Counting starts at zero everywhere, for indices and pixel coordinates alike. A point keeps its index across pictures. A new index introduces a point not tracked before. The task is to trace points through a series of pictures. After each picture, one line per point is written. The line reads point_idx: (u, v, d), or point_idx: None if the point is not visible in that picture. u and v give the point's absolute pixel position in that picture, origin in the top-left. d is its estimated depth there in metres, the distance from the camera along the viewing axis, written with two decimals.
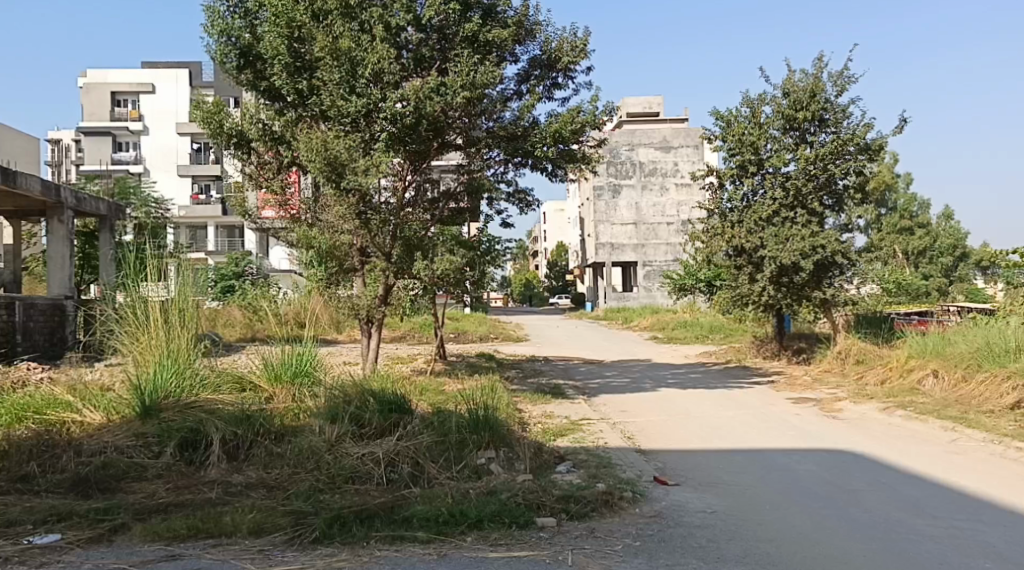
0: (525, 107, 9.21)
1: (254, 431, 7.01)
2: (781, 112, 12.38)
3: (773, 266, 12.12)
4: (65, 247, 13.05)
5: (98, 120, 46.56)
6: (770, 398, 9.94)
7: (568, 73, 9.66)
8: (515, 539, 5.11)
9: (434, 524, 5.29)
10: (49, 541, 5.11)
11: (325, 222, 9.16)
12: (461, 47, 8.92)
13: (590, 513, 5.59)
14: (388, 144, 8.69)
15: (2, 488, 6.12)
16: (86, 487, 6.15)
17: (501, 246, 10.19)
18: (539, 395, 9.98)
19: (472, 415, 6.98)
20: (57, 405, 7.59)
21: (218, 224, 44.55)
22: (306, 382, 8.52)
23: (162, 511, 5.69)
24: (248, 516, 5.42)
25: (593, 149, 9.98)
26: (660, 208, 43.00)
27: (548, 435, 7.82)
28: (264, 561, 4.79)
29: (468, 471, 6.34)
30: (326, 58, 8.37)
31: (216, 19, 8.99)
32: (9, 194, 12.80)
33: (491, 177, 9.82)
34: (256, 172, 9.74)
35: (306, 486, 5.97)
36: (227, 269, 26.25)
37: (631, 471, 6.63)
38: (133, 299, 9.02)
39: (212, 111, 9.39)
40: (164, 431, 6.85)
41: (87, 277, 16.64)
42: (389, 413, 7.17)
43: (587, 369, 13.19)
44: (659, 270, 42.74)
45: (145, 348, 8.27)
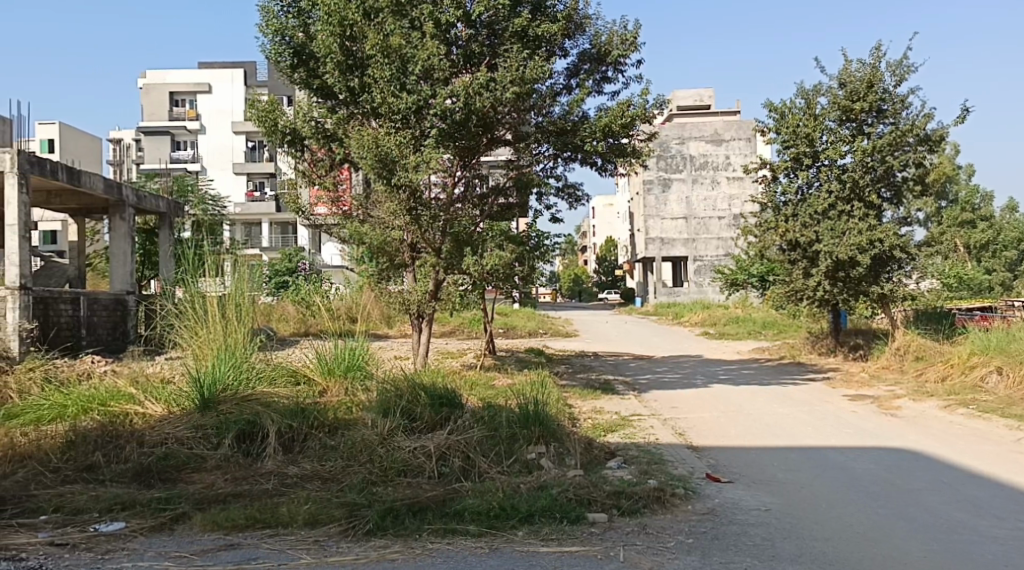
0: (575, 102, 9.20)
1: (309, 424, 7.14)
2: (837, 103, 12.10)
3: (829, 261, 11.91)
4: (127, 244, 13.43)
5: (156, 120, 47.78)
6: (826, 395, 9.76)
7: (618, 67, 9.59)
8: (566, 534, 5.11)
9: (485, 518, 5.32)
10: (114, 530, 5.28)
11: (376, 219, 9.34)
12: (510, 42, 8.90)
13: (642, 509, 5.56)
14: (438, 140, 8.69)
15: (70, 477, 6.34)
16: (148, 477, 6.34)
17: (550, 242, 10.17)
18: (589, 390, 9.96)
19: (522, 410, 7.00)
20: (120, 397, 7.83)
21: (272, 220, 45.41)
22: (358, 376, 8.64)
23: (221, 501, 5.83)
24: (304, 507, 5.52)
25: (644, 143, 9.89)
26: (712, 202, 42.45)
27: (599, 430, 7.80)
28: (319, 552, 4.87)
29: (519, 466, 6.35)
30: (377, 56, 8.47)
31: (270, 19, 9.14)
32: (74, 193, 13.23)
33: (541, 172, 9.81)
34: (310, 169, 9.96)
35: (359, 479, 6.06)
36: (281, 265, 26.80)
37: (682, 468, 6.57)
38: (192, 295, 9.27)
39: (266, 110, 9.61)
40: (221, 424, 7.01)
41: (148, 272, 17.11)
42: (440, 408, 7.24)
43: (638, 365, 13.12)
44: (710, 265, 42.29)
45: (203, 342, 8.49)
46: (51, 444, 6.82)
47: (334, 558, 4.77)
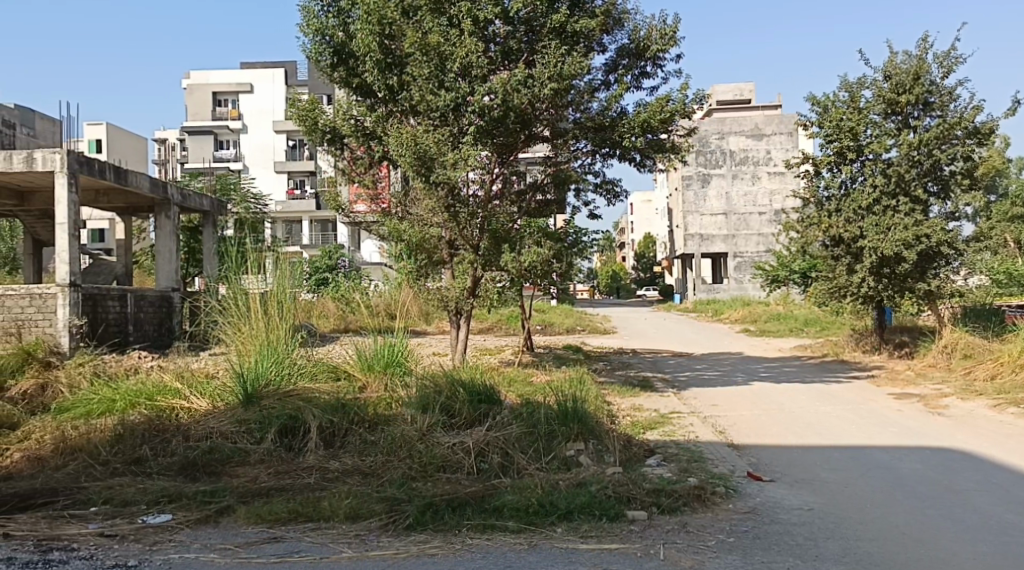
0: (613, 98, 9.15)
1: (350, 420, 7.23)
2: (882, 96, 11.87)
3: (873, 258, 11.70)
4: (172, 242, 13.70)
5: (200, 120, 48.62)
6: (870, 393, 9.59)
7: (656, 62, 9.53)
8: (605, 531, 5.09)
9: (524, 514, 5.33)
10: (161, 522, 5.39)
11: (414, 216, 9.38)
12: (548, 38, 8.88)
13: (682, 507, 5.53)
14: (476, 137, 8.71)
15: (119, 469, 6.49)
16: (194, 471, 6.47)
17: (588, 238, 10.15)
18: (628, 388, 9.92)
19: (561, 407, 7.00)
20: (166, 392, 8.00)
21: (312, 218, 45.95)
22: (397, 372, 8.71)
23: (265, 494, 5.93)
24: (345, 501, 5.59)
25: (683, 138, 9.80)
26: (752, 198, 41.93)
27: (638, 428, 7.76)
28: (361, 546, 4.92)
29: (557, 463, 6.35)
30: (416, 54, 8.50)
31: (311, 19, 9.23)
32: (121, 192, 13.53)
33: (579, 168, 9.83)
34: (349, 167, 10.09)
35: (399, 474, 6.12)
36: (322, 263, 27.14)
37: (723, 466, 6.51)
38: (236, 292, 9.43)
39: (306, 109, 9.72)
40: (264, 418, 7.13)
41: (193, 270, 17.43)
42: (479, 404, 7.27)
43: (677, 363, 13.03)
44: (750, 261, 41.80)
45: (246, 338, 8.64)
46: (101, 437, 6.99)
47: (375, 552, 4.81)
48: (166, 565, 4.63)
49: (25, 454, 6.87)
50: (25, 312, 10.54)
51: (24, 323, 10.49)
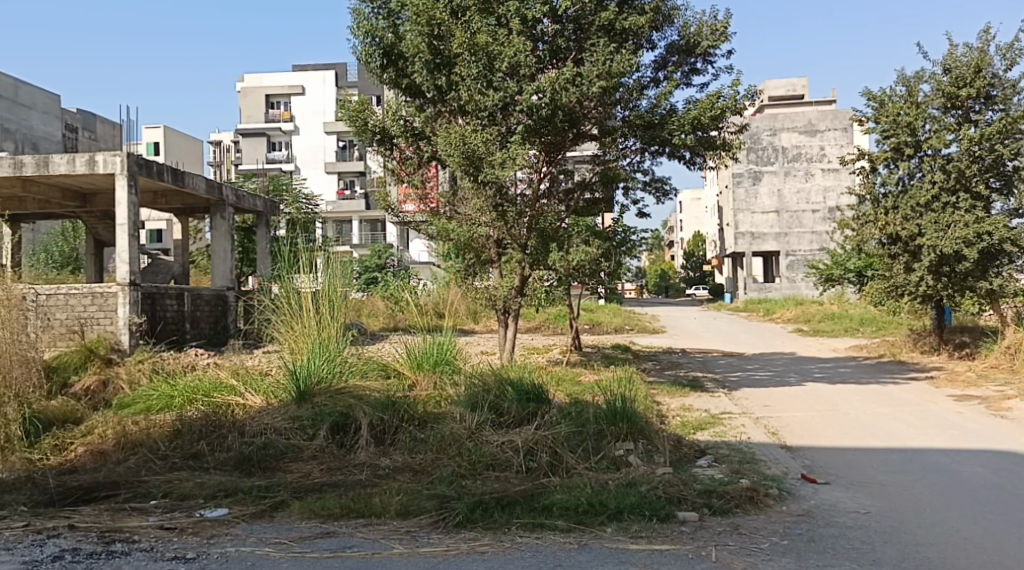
0: (663, 95, 9.05)
1: (400, 416, 7.31)
2: (941, 90, 11.55)
3: (932, 255, 11.38)
4: (227, 242, 13.99)
5: (253, 122, 49.61)
6: (930, 395, 9.34)
7: (706, 57, 9.43)
8: (656, 532, 5.06)
9: (574, 513, 5.32)
10: (218, 516, 5.52)
11: (463, 215, 9.43)
12: (597, 36, 8.84)
13: (734, 509, 5.46)
14: (524, 136, 8.73)
15: (177, 464, 6.66)
16: (249, 466, 6.60)
17: (637, 237, 10.10)
18: (678, 388, 9.83)
19: (610, 405, 6.98)
20: (222, 388, 8.18)
21: (362, 218, 46.50)
22: (446, 371, 8.77)
23: (318, 490, 6.03)
24: (395, 498, 5.65)
25: (734, 135, 9.68)
26: (805, 195, 41.20)
27: (687, 428, 7.68)
28: (411, 543, 4.97)
29: (606, 463, 6.32)
30: (464, 54, 8.53)
31: (361, 20, 9.32)
32: (178, 193, 13.86)
33: (628, 166, 9.75)
34: (398, 167, 10.18)
35: (448, 472, 6.16)
36: (372, 262, 27.52)
37: (776, 468, 6.41)
38: (288, 290, 9.61)
39: (356, 110, 9.83)
40: (316, 415, 7.25)
41: (246, 269, 17.77)
42: (527, 403, 7.28)
43: (727, 362, 12.87)
44: (803, 260, 41.04)
45: (298, 336, 8.78)
46: (159, 432, 7.19)
47: (425, 549, 4.86)
48: (224, 558, 4.74)
49: (88, 448, 7.07)
50: (87, 310, 10.88)
51: (86, 322, 10.83)
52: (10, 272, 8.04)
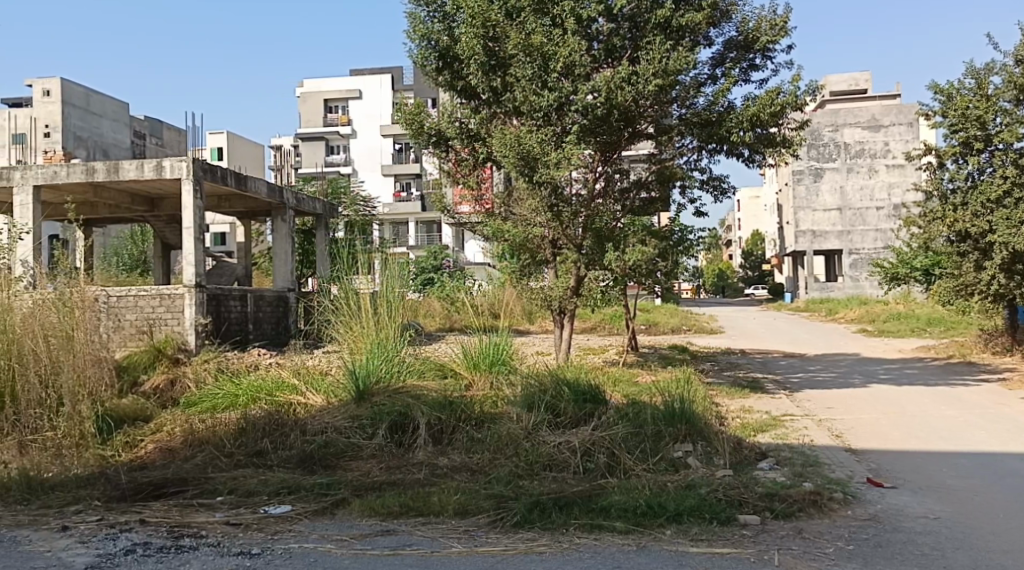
0: (720, 91, 8.91)
1: (456, 417, 7.36)
2: (1013, 82, 11.14)
3: (1004, 253, 10.96)
4: (287, 244, 14.26)
5: (312, 126, 50.64)
6: (1003, 397, 8.99)
7: (766, 53, 9.27)
8: (717, 535, 4.99)
9: (632, 515, 5.27)
10: (282, 512, 5.64)
11: (518, 216, 9.46)
12: (653, 33, 8.76)
13: (797, 513, 5.35)
14: (580, 136, 8.70)
15: (241, 461, 6.82)
16: (311, 463, 6.72)
17: (694, 236, 9.97)
18: (737, 389, 9.69)
19: (668, 406, 6.92)
20: (284, 387, 8.37)
21: (418, 219, 47.00)
22: (502, 371, 8.79)
23: (378, 488, 6.10)
24: (454, 497, 5.70)
25: (794, 132, 9.48)
26: (869, 191, 40.19)
27: (748, 430, 7.57)
28: (470, 542, 5.01)
29: (665, 464, 6.26)
30: (519, 55, 8.53)
31: (417, 24, 9.43)
32: (240, 197, 14.20)
33: (685, 165, 9.64)
34: (453, 168, 10.24)
35: (506, 472, 6.17)
36: (428, 263, 27.85)
37: (840, 472, 6.26)
38: (347, 291, 9.78)
39: (413, 113, 9.93)
40: (376, 414, 7.35)
41: (306, 271, 18.12)
42: (584, 403, 7.27)
43: (789, 363, 12.63)
44: (867, 259, 40.07)
45: (357, 336, 8.92)
46: (225, 430, 7.37)
47: (483, 548, 4.88)
48: (288, 553, 4.83)
49: (157, 445, 7.29)
50: (156, 311, 11.22)
51: (155, 322, 11.18)
52: (84, 274, 8.30)
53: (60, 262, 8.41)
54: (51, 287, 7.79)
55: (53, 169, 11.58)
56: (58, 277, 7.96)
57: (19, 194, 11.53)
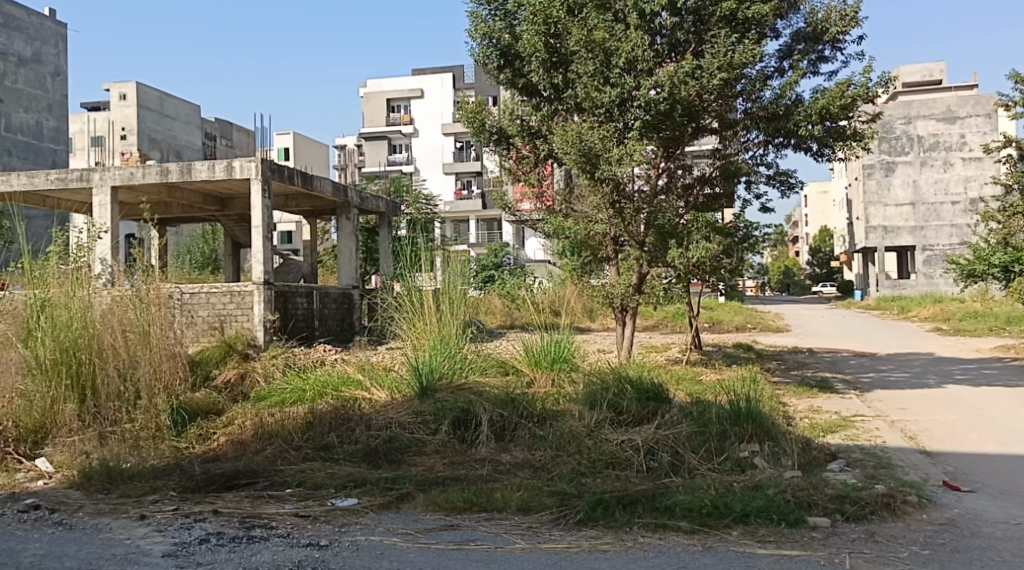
0: (788, 84, 8.72)
1: (519, 414, 7.36)
2: None
3: None
4: (352, 242, 14.47)
5: (375, 126, 51.46)
6: None
7: (835, 44, 9.04)
8: (785, 537, 4.89)
9: (697, 515, 5.19)
10: (349, 505, 5.75)
11: (580, 213, 9.43)
12: (718, 26, 8.61)
13: (869, 516, 5.20)
14: (642, 131, 8.58)
15: (309, 454, 6.95)
16: (377, 458, 6.82)
17: (760, 232, 9.79)
18: (805, 388, 9.48)
19: (734, 405, 6.79)
20: (350, 383, 8.56)
21: (479, 218, 47.26)
22: (564, 368, 8.78)
23: (441, 483, 6.16)
24: (517, 494, 5.72)
25: (865, 125, 9.21)
26: (943, 185, 38.90)
27: (817, 430, 7.40)
28: (533, 538, 5.01)
29: (730, 464, 6.16)
30: (581, 51, 8.50)
31: (479, 23, 9.47)
32: (306, 196, 14.51)
33: (750, 160, 9.45)
34: (514, 166, 10.25)
35: (569, 469, 6.16)
36: (490, 260, 28.04)
37: (914, 474, 6.08)
38: (410, 289, 9.90)
39: (474, 111, 10.00)
40: (439, 410, 7.43)
41: (370, 269, 18.42)
42: (647, 402, 7.21)
43: (859, 362, 12.30)
44: (942, 255, 38.80)
45: (421, 333, 9.03)
46: (294, 424, 7.55)
47: (547, 545, 4.88)
48: (354, 546, 4.91)
49: (229, 438, 7.49)
50: (227, 308, 11.53)
51: (226, 318, 11.50)
52: (160, 270, 8.56)
53: (138, 259, 8.70)
54: (128, 283, 8.04)
55: (129, 170, 11.99)
56: (135, 274, 8.22)
57: (98, 194, 11.97)
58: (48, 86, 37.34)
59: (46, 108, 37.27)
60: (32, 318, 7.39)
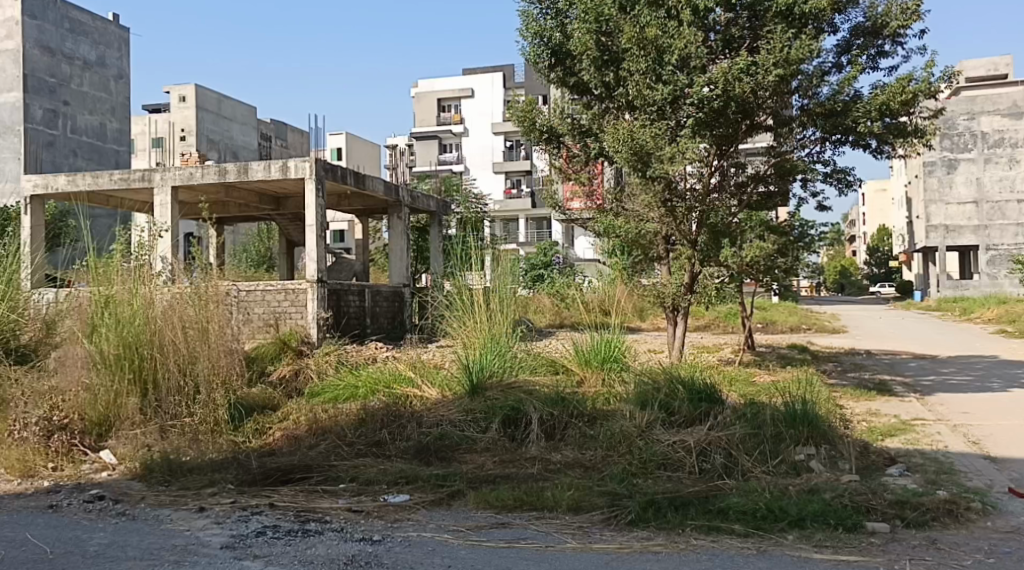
0: (847, 80, 8.55)
1: (569, 413, 7.36)
2: None
3: None
4: (403, 241, 14.60)
5: (426, 126, 52.05)
6: None
7: (896, 39, 8.83)
8: (842, 542, 4.79)
9: (752, 518, 5.12)
10: (401, 501, 5.80)
11: (630, 212, 9.38)
12: (773, 22, 8.47)
13: (931, 522, 5.07)
14: (694, 129, 8.49)
15: (362, 450, 7.04)
16: (428, 454, 6.87)
17: (815, 231, 9.60)
18: (862, 391, 9.27)
19: (789, 407, 6.67)
20: (401, 380, 8.66)
21: (528, 217, 47.27)
22: (614, 368, 8.74)
23: (492, 481, 6.18)
24: (568, 493, 5.71)
25: (927, 121, 8.97)
26: (1009, 183, 37.70)
27: (875, 434, 7.23)
28: (584, 538, 4.99)
29: (786, 467, 6.06)
30: (633, 49, 8.45)
31: (530, 22, 9.49)
32: (359, 196, 14.70)
33: (807, 158, 9.27)
34: (565, 165, 10.22)
35: (620, 469, 6.12)
36: (538, 259, 28.12)
37: (978, 480, 5.89)
38: (460, 288, 9.97)
39: (524, 110, 10.01)
40: (489, 409, 7.46)
41: (420, 267, 18.60)
42: (699, 403, 7.13)
43: (919, 365, 11.98)
44: (1007, 255, 37.58)
45: (471, 331, 9.09)
46: (346, 420, 7.66)
47: (598, 545, 4.86)
48: (407, 542, 4.95)
49: (284, 433, 7.63)
50: (281, 305, 11.75)
51: (280, 316, 11.71)
52: (217, 268, 8.70)
53: (197, 258, 8.87)
54: (187, 281, 8.21)
55: (188, 170, 12.28)
56: (194, 272, 8.38)
57: (159, 194, 12.29)
58: (111, 88, 38.48)
59: (109, 110, 38.37)
60: (96, 315, 7.60)
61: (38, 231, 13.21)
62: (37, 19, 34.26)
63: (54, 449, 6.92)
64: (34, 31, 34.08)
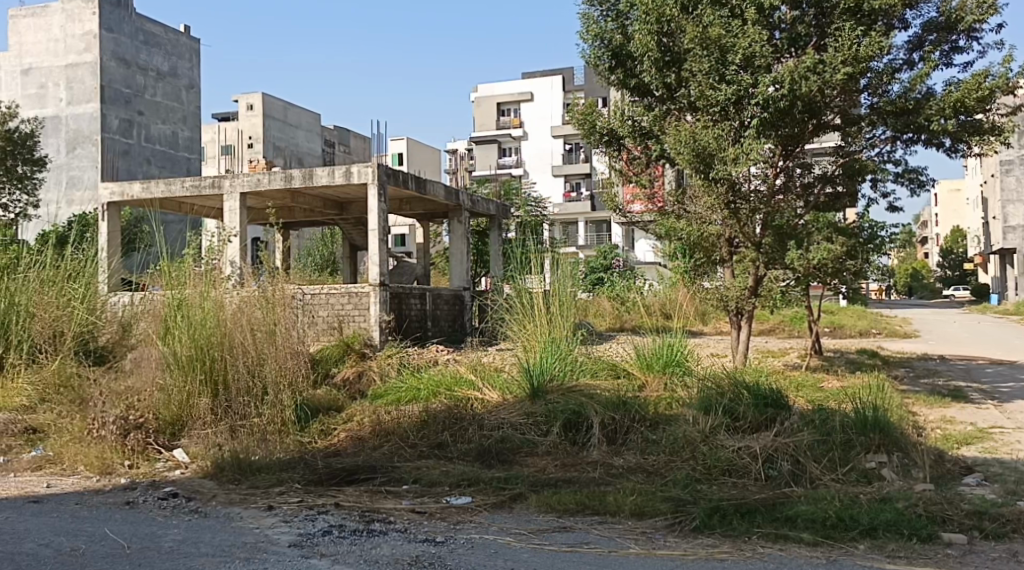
0: (918, 77, 8.32)
1: (631, 417, 7.30)
2: None
3: None
4: (463, 244, 14.69)
5: (485, 130, 52.42)
6: None
7: (971, 34, 8.53)
8: (918, 553, 4.63)
9: (821, 527, 4.99)
10: (463, 503, 5.83)
11: (692, 214, 9.25)
12: (841, 19, 8.29)
13: (1011, 534, 4.85)
14: (759, 130, 8.32)
15: (424, 452, 7.10)
16: (489, 457, 6.88)
17: (885, 233, 9.35)
18: (936, 397, 8.96)
19: (858, 414, 6.50)
20: (463, 383, 8.72)
21: (588, 220, 47.12)
22: (677, 372, 8.64)
23: (554, 484, 6.16)
24: (631, 499, 5.65)
25: (1005, 117, 8.64)
26: None
27: (950, 442, 6.98)
28: (647, 543, 4.93)
29: (857, 474, 5.88)
30: (696, 49, 8.35)
31: (591, 24, 9.44)
32: (420, 200, 14.87)
33: (876, 157, 9.02)
34: (625, 167, 10.07)
35: (683, 475, 6.03)
36: (597, 262, 28.12)
37: None
38: (521, 292, 9.99)
39: (584, 113, 9.96)
40: (550, 412, 7.45)
41: (480, 270, 18.75)
42: (765, 407, 7.00)
43: (998, 371, 11.55)
44: None
45: (532, 334, 9.10)
46: (409, 422, 7.75)
47: (662, 551, 4.80)
48: (469, 543, 4.97)
49: (349, 434, 7.76)
50: (345, 308, 11.96)
51: (344, 318, 11.91)
52: (285, 271, 8.87)
53: (264, 261, 9.06)
54: (255, 283, 8.39)
55: (256, 177, 12.58)
56: (262, 275, 8.56)
57: (228, 200, 12.63)
58: (183, 98, 39.65)
59: (180, 119, 39.56)
60: (169, 317, 7.86)
61: (114, 238, 13.69)
62: (113, 32, 35.79)
63: (131, 448, 7.07)
64: (110, 43, 35.58)
